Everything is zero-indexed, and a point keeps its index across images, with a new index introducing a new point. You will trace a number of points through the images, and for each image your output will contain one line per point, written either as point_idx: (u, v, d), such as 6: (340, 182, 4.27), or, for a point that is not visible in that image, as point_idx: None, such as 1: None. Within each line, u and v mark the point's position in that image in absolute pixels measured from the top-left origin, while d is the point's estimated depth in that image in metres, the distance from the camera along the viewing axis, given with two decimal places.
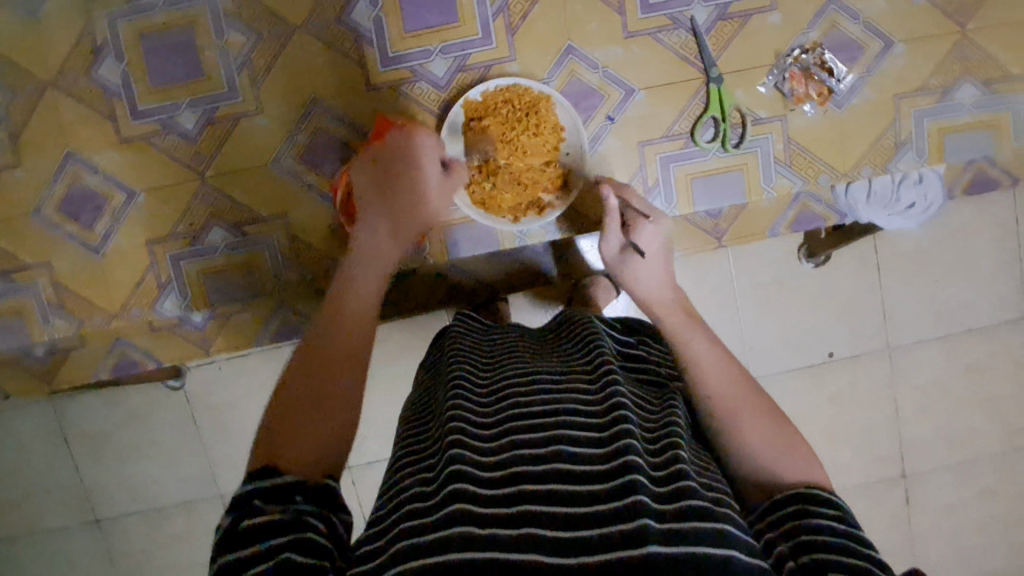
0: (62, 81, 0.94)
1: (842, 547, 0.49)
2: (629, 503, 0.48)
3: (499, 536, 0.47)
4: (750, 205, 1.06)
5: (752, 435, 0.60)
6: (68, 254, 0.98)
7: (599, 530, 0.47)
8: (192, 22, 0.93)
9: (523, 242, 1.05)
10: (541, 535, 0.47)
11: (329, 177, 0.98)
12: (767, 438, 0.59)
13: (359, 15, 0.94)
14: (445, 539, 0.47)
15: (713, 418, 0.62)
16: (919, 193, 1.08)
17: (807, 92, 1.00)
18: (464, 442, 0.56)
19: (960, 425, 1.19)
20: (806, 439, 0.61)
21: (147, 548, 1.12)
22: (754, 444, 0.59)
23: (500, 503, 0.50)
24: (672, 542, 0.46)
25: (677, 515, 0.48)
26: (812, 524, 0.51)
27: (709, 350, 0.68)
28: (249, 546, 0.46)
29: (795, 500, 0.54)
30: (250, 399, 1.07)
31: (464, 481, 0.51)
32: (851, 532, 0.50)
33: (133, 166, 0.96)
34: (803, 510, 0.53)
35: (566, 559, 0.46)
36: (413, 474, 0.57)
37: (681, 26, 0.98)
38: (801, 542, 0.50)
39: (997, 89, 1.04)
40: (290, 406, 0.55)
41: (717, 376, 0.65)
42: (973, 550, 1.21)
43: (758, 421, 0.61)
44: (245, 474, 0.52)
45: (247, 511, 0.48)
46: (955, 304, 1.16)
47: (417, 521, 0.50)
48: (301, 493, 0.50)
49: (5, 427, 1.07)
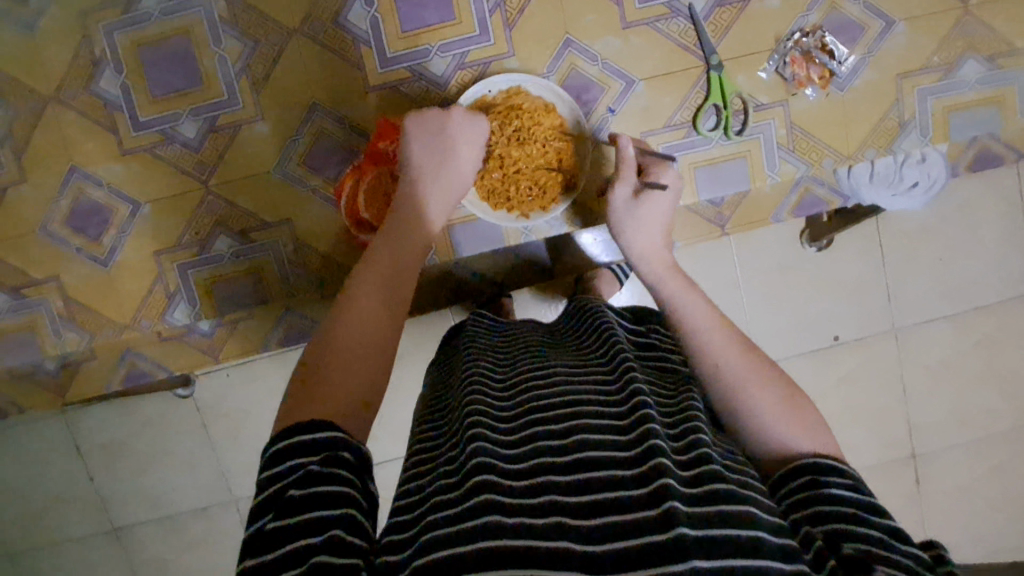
0: (62, 95, 0.94)
1: (856, 516, 0.50)
2: (653, 488, 0.48)
3: (524, 525, 0.47)
4: (753, 190, 1.05)
5: (755, 396, 0.60)
6: (76, 268, 0.99)
7: (624, 515, 0.47)
8: (187, 30, 0.93)
9: (528, 238, 1.05)
10: (567, 523, 0.47)
11: (332, 180, 0.98)
12: (776, 406, 0.59)
13: (355, 16, 0.94)
14: (472, 530, 0.47)
15: (713, 382, 0.62)
16: (923, 172, 1.07)
17: (808, 76, 1.00)
18: (487, 436, 0.56)
19: (970, 403, 1.19)
20: (816, 408, 0.61)
21: (166, 555, 1.13)
22: (764, 413, 0.59)
23: (528, 494, 0.50)
24: (698, 525, 0.46)
25: (702, 499, 0.48)
26: (826, 495, 0.52)
27: (705, 312, 0.69)
28: (301, 509, 0.47)
29: (806, 471, 0.54)
30: (263, 403, 1.08)
31: (488, 471, 0.52)
32: (863, 501, 0.51)
33: (137, 178, 0.96)
34: (815, 481, 0.53)
35: (595, 546, 0.46)
36: (436, 466, 0.58)
37: (679, 14, 0.97)
38: (816, 513, 0.51)
39: (1000, 65, 1.04)
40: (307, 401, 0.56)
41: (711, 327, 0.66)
42: (987, 526, 1.21)
43: (766, 389, 0.61)
44: (285, 429, 0.53)
45: (300, 472, 0.49)
46: (962, 282, 1.16)
47: (442, 511, 0.51)
48: (346, 453, 0.52)
49: (23, 440, 1.08)
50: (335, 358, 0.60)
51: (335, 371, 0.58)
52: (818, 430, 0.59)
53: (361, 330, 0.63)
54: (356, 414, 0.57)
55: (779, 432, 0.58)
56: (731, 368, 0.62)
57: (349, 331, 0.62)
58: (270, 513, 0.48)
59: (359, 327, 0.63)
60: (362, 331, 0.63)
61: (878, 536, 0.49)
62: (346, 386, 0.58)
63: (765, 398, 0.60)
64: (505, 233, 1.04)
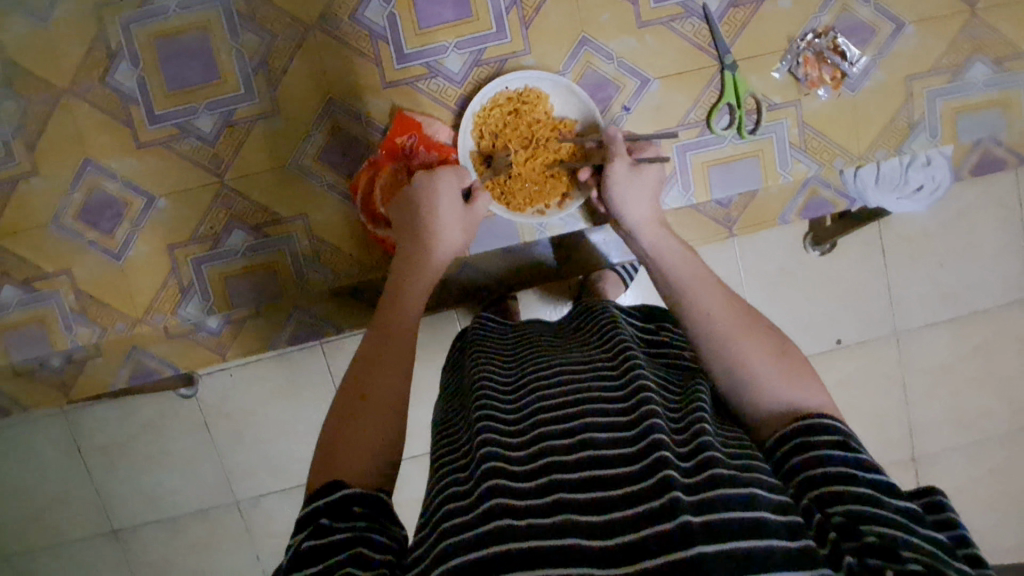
0: (77, 88, 0.94)
1: (847, 475, 0.49)
2: (657, 480, 0.48)
3: (535, 526, 0.47)
4: (764, 191, 1.06)
5: (749, 356, 0.60)
6: (89, 261, 0.98)
7: (630, 509, 0.47)
8: (205, 24, 0.93)
9: (543, 234, 1.05)
10: (574, 520, 0.47)
11: (346, 176, 0.98)
12: (764, 361, 0.59)
13: (373, 12, 0.94)
14: (484, 533, 0.48)
15: (709, 343, 0.62)
16: (928, 176, 1.07)
17: (821, 76, 1.01)
18: (495, 441, 0.56)
19: (971, 405, 1.20)
20: (802, 356, 0.61)
21: (168, 556, 1.11)
22: (747, 361, 0.60)
23: (536, 494, 0.50)
24: (704, 511, 0.45)
25: (705, 486, 0.48)
26: (815, 457, 0.51)
27: (709, 287, 0.68)
28: (313, 559, 0.48)
29: (794, 435, 0.53)
30: (268, 402, 1.07)
31: (496, 476, 0.52)
32: (853, 459, 0.50)
33: (152, 171, 0.96)
34: (804, 443, 0.52)
35: (603, 541, 0.46)
36: (449, 474, 0.58)
37: (694, 14, 0.98)
38: (810, 479, 0.50)
39: (1007, 68, 1.05)
40: (346, 440, 0.57)
41: (716, 302, 0.65)
42: (985, 529, 1.22)
43: (722, 300, 0.66)
44: (309, 494, 0.54)
45: (312, 525, 0.50)
46: (965, 284, 1.17)
47: (454, 519, 0.51)
48: (358, 505, 0.52)
49: (27, 437, 1.07)
50: (341, 432, 0.58)
51: (348, 434, 0.57)
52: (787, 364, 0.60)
53: (371, 399, 0.60)
54: (386, 435, 0.58)
55: (765, 379, 0.58)
56: (691, 282, 0.69)
57: (367, 374, 0.62)
58: (287, 567, 0.49)
59: (364, 395, 0.60)
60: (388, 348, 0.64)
61: (869, 494, 0.48)
62: (368, 438, 0.57)
63: (717, 309, 0.64)
64: (518, 229, 1.04)
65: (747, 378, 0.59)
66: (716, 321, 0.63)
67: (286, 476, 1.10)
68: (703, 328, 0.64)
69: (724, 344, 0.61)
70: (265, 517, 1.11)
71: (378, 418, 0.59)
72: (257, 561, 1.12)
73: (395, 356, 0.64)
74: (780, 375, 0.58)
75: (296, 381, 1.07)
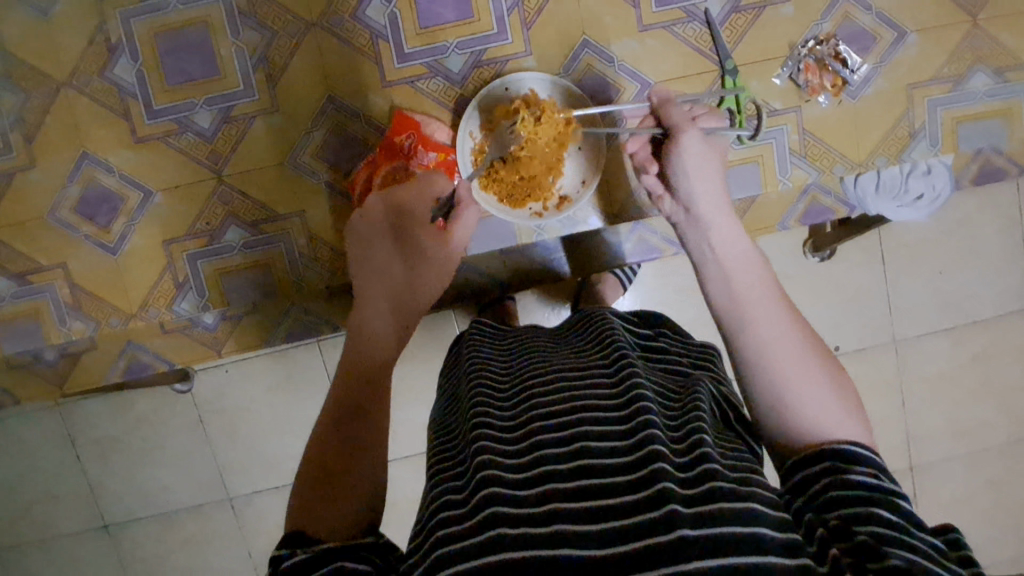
0: (76, 81, 0.94)
1: (875, 500, 0.49)
2: (655, 491, 0.48)
3: (530, 536, 0.47)
4: (763, 196, 1.06)
5: (808, 396, 0.57)
6: (85, 255, 0.98)
7: (627, 521, 0.46)
8: (205, 19, 0.93)
9: (541, 237, 1.05)
10: (572, 531, 0.47)
11: (344, 174, 0.97)
12: (823, 402, 0.56)
13: (374, 11, 0.94)
14: (480, 543, 0.47)
15: (768, 373, 0.58)
16: (927, 183, 1.08)
17: (822, 83, 1.01)
18: (491, 449, 0.56)
19: (968, 415, 1.19)
20: (859, 401, 0.58)
21: (159, 552, 1.11)
22: (805, 401, 0.56)
23: (532, 502, 0.50)
24: (702, 524, 0.45)
25: (702, 498, 0.47)
26: (845, 479, 0.50)
27: (770, 312, 0.63)
28: None
29: (827, 457, 0.52)
30: (261, 399, 1.07)
31: (493, 484, 0.51)
32: (882, 487, 0.50)
33: (149, 166, 0.96)
34: (836, 467, 0.52)
35: (597, 552, 0.45)
36: (445, 480, 0.57)
37: (696, 19, 0.98)
38: (836, 499, 0.50)
39: (1009, 78, 1.05)
40: (326, 485, 0.55)
41: (776, 330, 0.61)
42: (979, 540, 1.22)
43: (777, 320, 0.62)
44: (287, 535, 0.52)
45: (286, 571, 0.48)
46: (963, 294, 1.16)
47: (450, 527, 0.50)
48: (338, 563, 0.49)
49: (19, 430, 1.06)
50: (323, 474, 0.56)
51: (330, 479, 0.56)
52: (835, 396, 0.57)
53: (356, 431, 0.60)
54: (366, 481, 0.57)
55: (821, 422, 0.55)
56: (743, 295, 0.66)
57: (358, 365, 0.66)
58: None
59: (353, 428, 0.60)
60: (373, 345, 0.68)
61: (896, 521, 0.48)
62: (349, 484, 0.56)
63: (771, 326, 0.62)
64: (517, 229, 1.03)
65: (796, 410, 0.56)
66: (777, 351, 0.60)
67: (279, 474, 1.09)
68: (765, 358, 0.59)
69: (784, 382, 0.58)
70: (257, 514, 1.10)
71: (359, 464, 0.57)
72: (248, 560, 1.12)
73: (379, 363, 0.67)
74: (836, 421, 0.55)
75: (292, 378, 1.06)
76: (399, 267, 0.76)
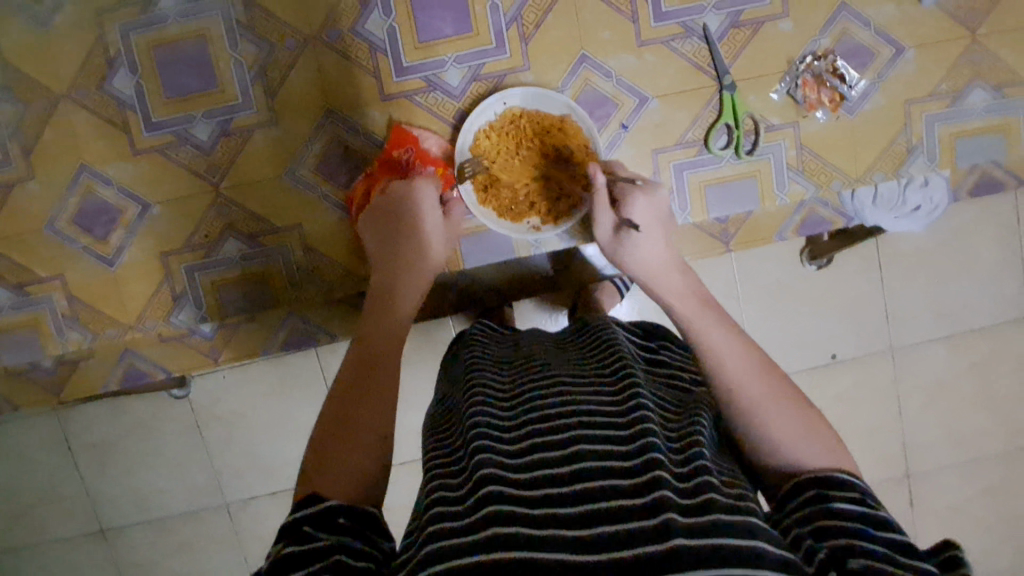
0: (75, 94, 0.94)
1: (859, 530, 0.49)
2: (651, 500, 0.48)
3: (521, 536, 0.47)
4: (761, 211, 1.06)
5: (774, 420, 0.58)
6: (83, 266, 0.98)
7: (620, 528, 0.47)
8: (204, 33, 0.93)
9: (538, 251, 1.05)
10: (565, 533, 0.47)
11: (343, 188, 0.98)
12: (790, 425, 0.58)
13: (372, 25, 0.94)
14: (472, 541, 0.47)
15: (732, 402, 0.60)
16: (926, 196, 1.08)
17: (819, 99, 1.01)
18: (489, 449, 0.56)
19: (965, 425, 1.20)
20: (826, 420, 0.60)
21: (155, 558, 1.11)
22: (770, 425, 0.58)
23: (526, 503, 0.50)
24: (696, 535, 0.45)
25: (698, 511, 0.48)
26: (828, 508, 0.51)
27: (728, 340, 0.65)
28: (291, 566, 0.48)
29: (811, 485, 0.53)
30: (257, 406, 1.07)
31: (488, 484, 0.51)
32: (868, 514, 0.50)
33: (147, 178, 0.96)
34: (820, 495, 0.52)
35: (586, 556, 0.45)
36: (439, 478, 0.58)
37: (694, 34, 0.98)
38: (821, 527, 0.50)
39: (1008, 93, 1.05)
40: (332, 454, 0.57)
41: (738, 360, 0.63)
42: (975, 547, 1.22)
43: (737, 349, 0.64)
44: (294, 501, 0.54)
45: (294, 531, 0.51)
46: (961, 305, 1.17)
47: (442, 523, 0.50)
48: (343, 517, 0.52)
49: (16, 438, 1.06)
50: (331, 442, 0.58)
51: (336, 446, 0.57)
52: (783, 394, 0.60)
53: (364, 402, 0.60)
54: (369, 450, 0.58)
55: (791, 445, 0.57)
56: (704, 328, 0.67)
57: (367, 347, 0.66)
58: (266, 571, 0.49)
59: (362, 395, 0.61)
60: (381, 334, 0.68)
61: (882, 551, 0.47)
62: (353, 453, 0.57)
63: (733, 358, 0.63)
64: (515, 245, 1.04)
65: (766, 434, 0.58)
66: (741, 381, 0.61)
67: (276, 480, 1.10)
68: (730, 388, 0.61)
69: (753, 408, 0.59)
70: (254, 520, 1.10)
71: (364, 430, 0.59)
72: (244, 564, 1.12)
73: (390, 340, 0.67)
74: (803, 441, 0.57)
75: (287, 383, 1.06)
76: (389, 271, 0.78)
